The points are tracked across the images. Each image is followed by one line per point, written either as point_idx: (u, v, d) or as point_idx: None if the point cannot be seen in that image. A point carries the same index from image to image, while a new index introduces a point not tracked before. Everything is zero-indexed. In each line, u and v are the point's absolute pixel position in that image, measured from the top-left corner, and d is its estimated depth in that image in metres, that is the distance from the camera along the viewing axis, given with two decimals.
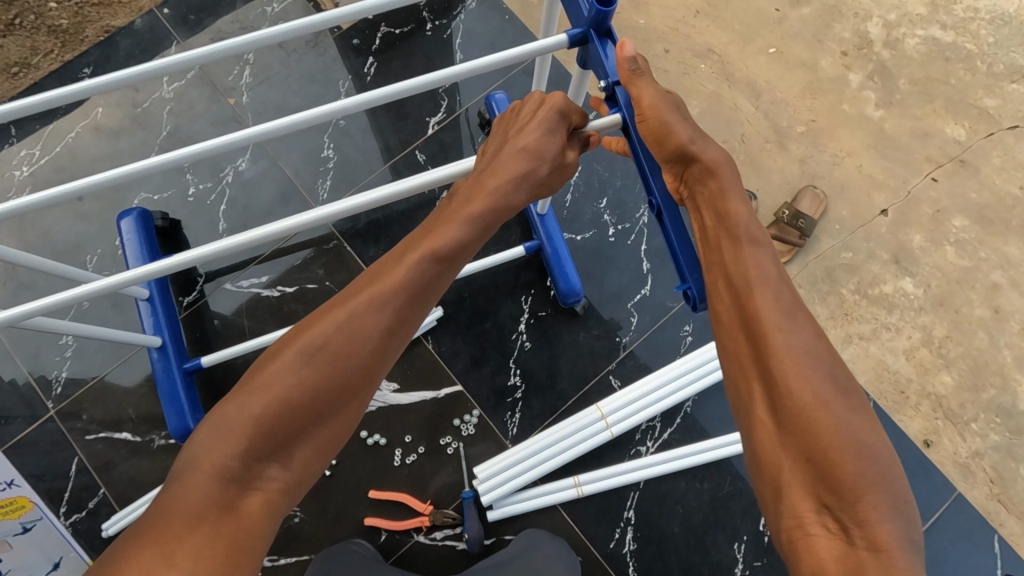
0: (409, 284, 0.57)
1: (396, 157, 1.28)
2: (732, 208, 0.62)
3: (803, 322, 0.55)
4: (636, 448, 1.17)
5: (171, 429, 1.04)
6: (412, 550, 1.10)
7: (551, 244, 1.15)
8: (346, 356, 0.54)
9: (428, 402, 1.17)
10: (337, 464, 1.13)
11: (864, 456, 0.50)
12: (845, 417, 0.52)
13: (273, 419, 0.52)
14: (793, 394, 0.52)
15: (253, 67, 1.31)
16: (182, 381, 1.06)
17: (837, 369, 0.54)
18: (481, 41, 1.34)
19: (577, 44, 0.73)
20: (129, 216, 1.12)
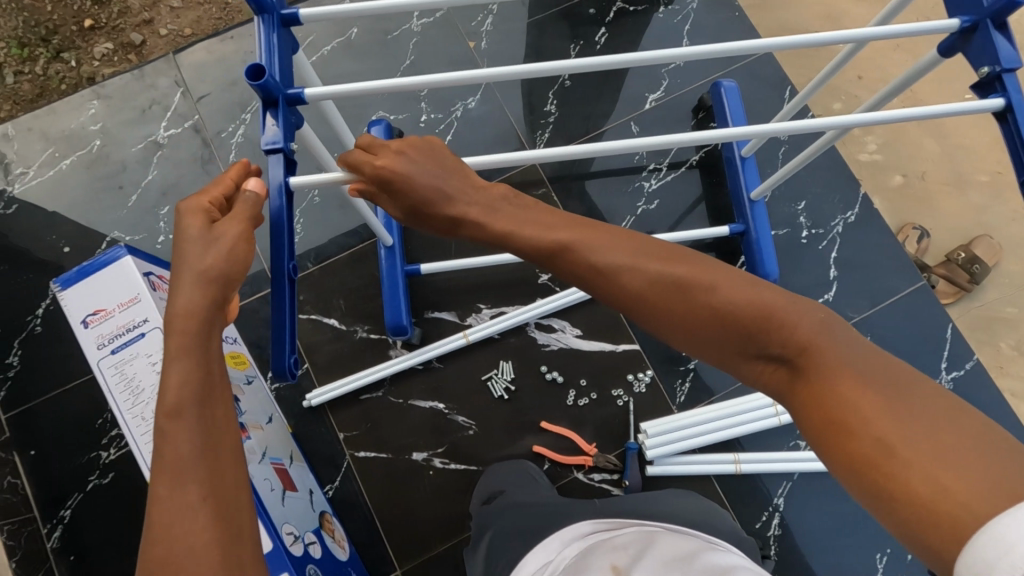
0: (201, 225, 0.60)
1: (611, 125, 1.36)
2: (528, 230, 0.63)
3: (647, 264, 0.59)
4: (794, 442, 1.21)
5: (387, 319, 1.16)
6: (571, 484, 1.17)
7: (757, 231, 1.20)
8: (194, 291, 0.57)
9: (606, 354, 1.23)
10: (514, 391, 1.21)
11: (772, 309, 0.54)
12: (727, 296, 0.56)
13: (178, 354, 0.55)
14: (705, 318, 0.56)
15: (494, 17, 1.41)
16: (401, 281, 1.17)
17: (686, 274, 0.57)
18: (709, 32, 1.40)
19: (961, 32, 0.73)
20: (378, 125, 1.24)
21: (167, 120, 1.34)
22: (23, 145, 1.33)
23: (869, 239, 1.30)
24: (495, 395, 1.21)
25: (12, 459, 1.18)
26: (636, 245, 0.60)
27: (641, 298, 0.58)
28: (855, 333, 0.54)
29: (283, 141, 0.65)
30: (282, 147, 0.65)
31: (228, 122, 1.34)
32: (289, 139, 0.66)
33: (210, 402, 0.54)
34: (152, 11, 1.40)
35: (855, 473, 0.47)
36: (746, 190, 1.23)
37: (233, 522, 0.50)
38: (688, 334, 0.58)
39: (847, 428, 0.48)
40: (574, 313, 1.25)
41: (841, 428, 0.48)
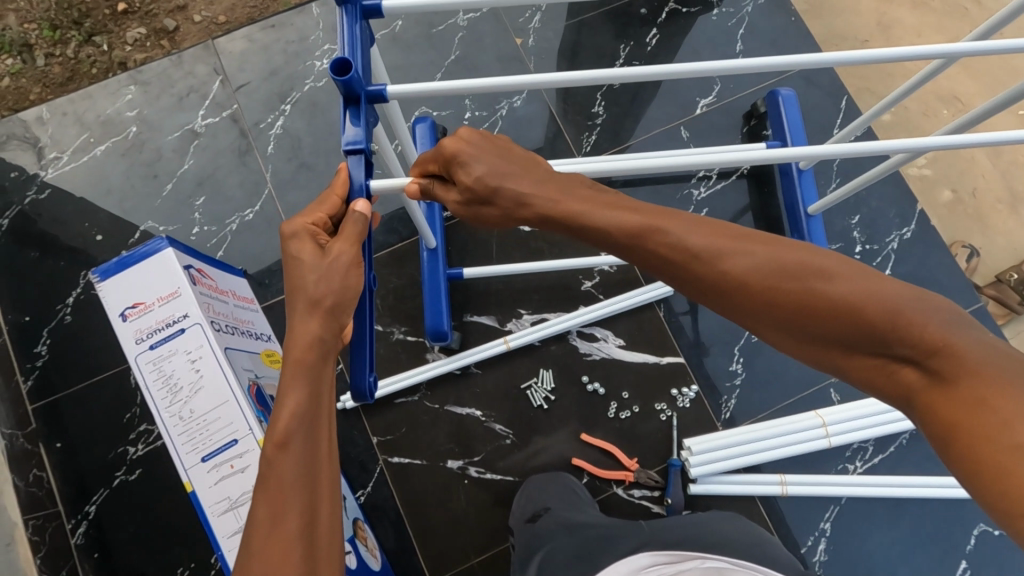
0: (312, 251, 0.58)
1: (660, 129, 1.32)
2: (598, 216, 0.58)
3: (750, 252, 0.54)
4: (842, 465, 1.17)
5: (427, 324, 1.13)
6: (610, 499, 1.13)
7: (813, 245, 1.16)
8: (308, 320, 0.56)
9: (649, 366, 1.19)
10: (554, 401, 1.18)
11: (896, 300, 0.49)
12: (844, 285, 0.50)
13: (291, 381, 0.55)
14: (816, 309, 0.51)
15: (542, 15, 1.37)
16: (443, 284, 1.14)
17: (796, 261, 0.52)
18: (764, 37, 1.36)
19: None
20: (424, 122, 1.21)
21: (205, 109, 1.31)
22: (58, 129, 1.30)
23: (924, 258, 1.25)
24: (534, 404, 1.17)
25: (39, 452, 1.15)
26: (737, 234, 0.55)
27: (741, 286, 0.53)
28: (982, 328, 0.49)
29: (364, 142, 0.61)
30: (363, 148, 0.61)
31: (268, 112, 1.31)
32: (370, 139, 0.62)
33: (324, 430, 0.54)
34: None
35: (981, 486, 0.43)
36: (802, 203, 1.19)
37: (324, 560, 0.50)
38: (790, 326, 0.53)
39: (979, 434, 0.44)
40: (618, 323, 1.22)
41: (974, 437, 0.44)
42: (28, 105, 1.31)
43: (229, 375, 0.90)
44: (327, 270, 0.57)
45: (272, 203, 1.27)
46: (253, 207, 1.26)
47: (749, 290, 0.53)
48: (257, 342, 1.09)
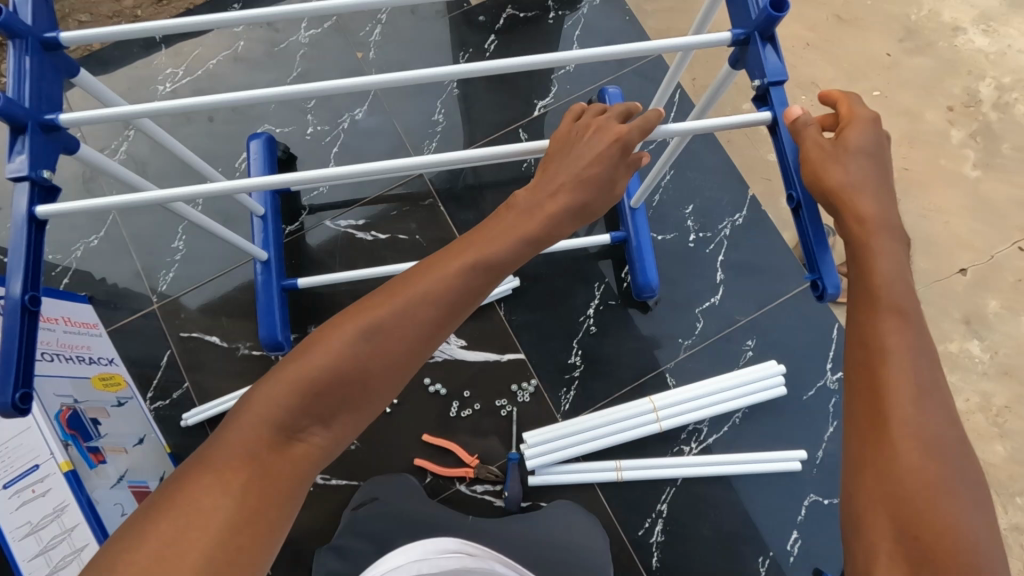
0: (460, 284, 0.62)
1: (499, 132, 1.35)
2: (882, 265, 0.61)
3: (934, 413, 0.56)
4: (679, 447, 1.21)
5: (263, 337, 1.15)
6: (453, 496, 1.16)
7: (637, 237, 1.20)
8: (379, 349, 0.60)
9: (490, 364, 1.23)
10: (397, 404, 1.20)
11: (972, 545, 0.51)
12: (957, 513, 0.52)
13: (327, 381, 0.58)
14: (907, 486, 0.54)
15: (383, 27, 1.40)
16: (278, 297, 1.16)
17: (945, 457, 0.55)
18: (600, 35, 1.40)
19: (737, 44, 0.77)
20: (259, 138, 1.23)
21: None
22: None
23: (755, 243, 1.30)
24: (377, 409, 1.20)
25: None
26: (943, 412, 0.57)
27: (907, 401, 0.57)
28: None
29: (29, 170, 0.68)
30: (27, 175, 0.68)
31: (111, 138, 1.33)
32: (39, 167, 0.69)
33: (347, 416, 0.60)
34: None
35: None
36: (627, 198, 1.23)
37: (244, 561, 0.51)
38: (877, 471, 0.56)
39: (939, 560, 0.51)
40: (460, 324, 1.25)
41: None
42: None
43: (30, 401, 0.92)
44: (419, 340, 0.61)
45: (116, 227, 1.29)
46: (98, 233, 1.28)
47: (868, 386, 0.59)
48: (90, 366, 1.10)
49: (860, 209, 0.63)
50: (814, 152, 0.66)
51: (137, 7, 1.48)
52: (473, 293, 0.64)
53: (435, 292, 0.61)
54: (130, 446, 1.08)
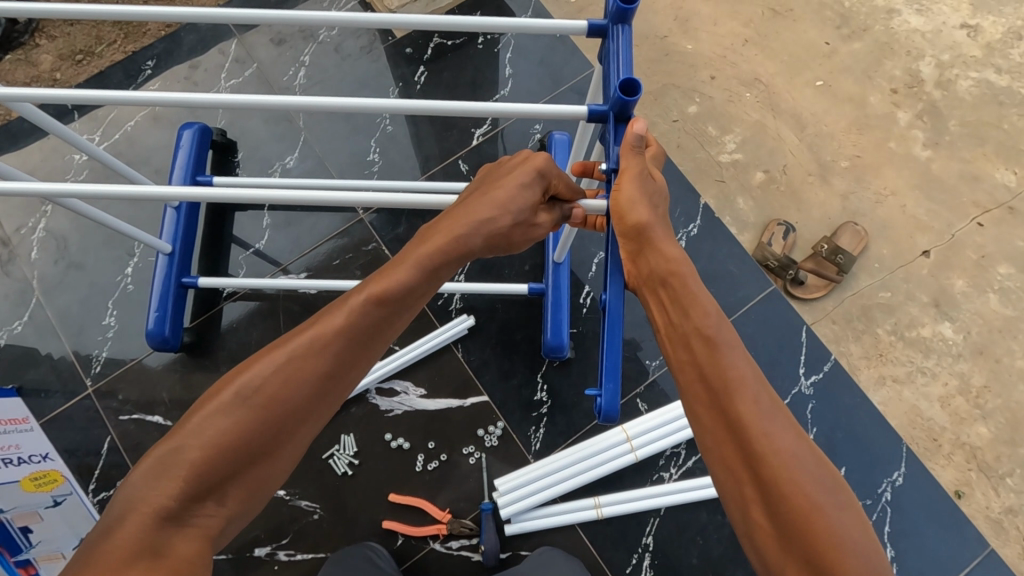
0: (354, 324, 0.59)
1: (437, 166, 1.29)
2: (696, 303, 0.61)
3: (781, 428, 0.55)
4: (658, 474, 1.16)
5: (149, 331, 1.11)
6: (427, 557, 1.09)
7: (555, 294, 1.14)
8: (270, 410, 0.56)
9: (453, 410, 1.17)
10: (359, 464, 1.14)
11: (861, 561, 0.50)
12: (841, 530, 0.51)
13: (215, 454, 0.54)
14: (788, 521, 0.51)
15: (307, 69, 1.35)
16: (175, 290, 1.13)
17: (809, 468, 0.53)
18: (532, 57, 1.36)
19: (596, 119, 0.72)
20: (190, 128, 1.20)
21: None
22: None
23: (710, 254, 1.28)
24: (339, 472, 1.13)
25: None
26: (790, 425, 0.56)
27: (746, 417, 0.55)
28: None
29: None
30: None
31: (28, 216, 1.26)
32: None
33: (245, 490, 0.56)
34: None
35: None
36: (552, 250, 1.16)
37: None
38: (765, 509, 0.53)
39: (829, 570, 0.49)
40: (417, 371, 1.19)
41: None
42: None
43: None
44: (309, 393, 0.58)
45: (41, 308, 1.21)
46: (22, 317, 1.20)
47: (722, 420, 0.57)
48: (20, 467, 1.00)
49: (664, 252, 0.64)
50: (631, 165, 0.65)
51: (55, 70, 1.36)
52: (374, 335, 0.61)
53: (326, 340, 0.59)
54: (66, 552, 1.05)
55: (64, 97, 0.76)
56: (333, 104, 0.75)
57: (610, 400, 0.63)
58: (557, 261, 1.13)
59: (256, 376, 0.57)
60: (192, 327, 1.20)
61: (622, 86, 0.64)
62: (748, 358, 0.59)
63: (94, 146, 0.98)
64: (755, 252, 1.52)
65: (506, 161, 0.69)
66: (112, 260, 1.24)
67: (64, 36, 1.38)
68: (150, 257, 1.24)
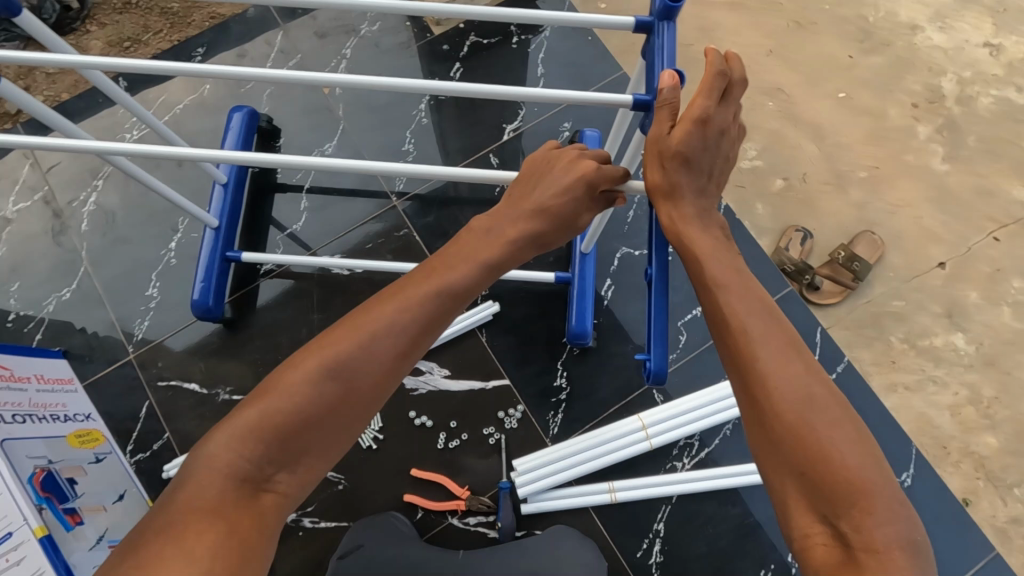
0: (420, 311, 0.63)
1: (470, 159, 1.35)
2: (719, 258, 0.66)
3: (790, 363, 0.58)
4: (672, 463, 1.19)
5: (194, 301, 1.17)
6: (445, 531, 1.14)
7: (581, 283, 1.19)
8: (341, 386, 0.59)
9: (475, 392, 1.21)
10: (383, 439, 1.18)
11: (852, 472, 0.53)
12: (840, 450, 0.54)
13: (290, 423, 0.57)
14: (782, 437, 0.56)
15: (348, 62, 1.41)
16: (219, 263, 1.18)
17: (819, 398, 0.57)
18: (563, 59, 1.42)
19: (640, 108, 0.76)
20: (240, 111, 1.26)
21: (17, 194, 1.31)
22: None
23: None
24: (363, 446, 1.18)
25: None
26: (801, 359, 0.59)
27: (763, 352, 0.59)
28: (916, 521, 0.53)
29: None
30: None
31: (79, 189, 1.32)
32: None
33: (315, 458, 0.59)
34: (30, 79, 1.44)
35: (826, 512, 0.53)
36: (580, 241, 1.20)
37: None
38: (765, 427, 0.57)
39: (828, 487, 0.53)
40: (442, 353, 1.24)
41: (835, 494, 0.53)
42: None
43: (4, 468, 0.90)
44: (385, 368, 0.61)
45: (88, 278, 1.27)
46: (70, 285, 1.26)
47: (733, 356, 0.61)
48: (66, 424, 1.08)
49: (685, 213, 0.69)
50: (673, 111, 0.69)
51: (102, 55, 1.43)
52: (440, 318, 0.65)
53: (396, 323, 0.62)
54: (108, 504, 1.05)
55: (141, 68, 0.82)
56: (382, 83, 0.80)
57: (659, 363, 0.69)
58: (584, 251, 1.17)
59: (333, 352, 0.60)
60: (231, 301, 1.25)
61: (671, 75, 0.70)
62: (765, 299, 0.63)
63: (149, 114, 1.03)
64: (772, 256, 1.56)
65: (569, 151, 0.74)
66: (155, 235, 1.30)
67: (114, 23, 1.46)
68: (192, 234, 1.30)
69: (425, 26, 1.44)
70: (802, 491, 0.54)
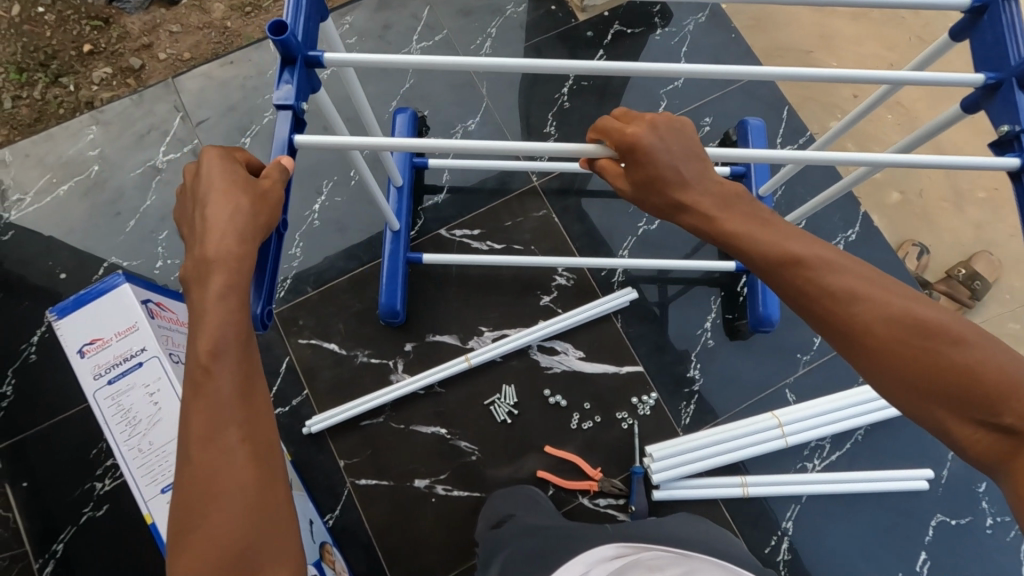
0: (224, 386, 0.54)
1: None
2: (794, 244, 0.59)
3: (876, 298, 0.56)
4: (801, 463, 1.20)
5: (381, 305, 1.18)
6: (576, 509, 1.15)
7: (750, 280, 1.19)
8: (241, 485, 0.52)
9: (610, 376, 1.22)
10: (518, 415, 1.20)
11: (1012, 365, 0.53)
12: (982, 352, 0.53)
13: (229, 543, 0.50)
14: (946, 376, 0.53)
15: (493, 40, 1.42)
16: (402, 268, 1.19)
17: (862, 291, 0.56)
18: (706, 53, 1.42)
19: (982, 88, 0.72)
20: (405, 113, 1.25)
21: (167, 145, 1.35)
22: (20, 172, 1.33)
23: (869, 260, 1.32)
24: (498, 419, 1.19)
25: (4, 492, 1.15)
26: (857, 278, 0.57)
27: (867, 322, 0.55)
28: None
29: (294, 100, 0.69)
30: (292, 104, 0.69)
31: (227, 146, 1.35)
32: (301, 98, 0.70)
33: (270, 553, 0.52)
34: (152, 37, 1.41)
35: (998, 415, 0.52)
36: None
37: None
38: (910, 380, 0.54)
39: (990, 391, 0.52)
40: (577, 335, 1.25)
41: (991, 392, 0.52)
42: None
43: None
44: (252, 464, 0.53)
45: None
46: None
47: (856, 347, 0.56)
48: None
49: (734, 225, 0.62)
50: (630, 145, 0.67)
51: (225, 18, 1.43)
52: (250, 382, 0.56)
53: (213, 406, 0.54)
54: None
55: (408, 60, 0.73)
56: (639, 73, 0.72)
57: None
58: None
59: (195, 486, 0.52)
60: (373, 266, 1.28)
61: None
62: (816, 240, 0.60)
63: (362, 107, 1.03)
64: None
65: (611, 120, 0.67)
66: (299, 196, 1.32)
67: None
68: (336, 198, 1.32)
69: (569, 11, 1.44)
70: (962, 413, 0.53)
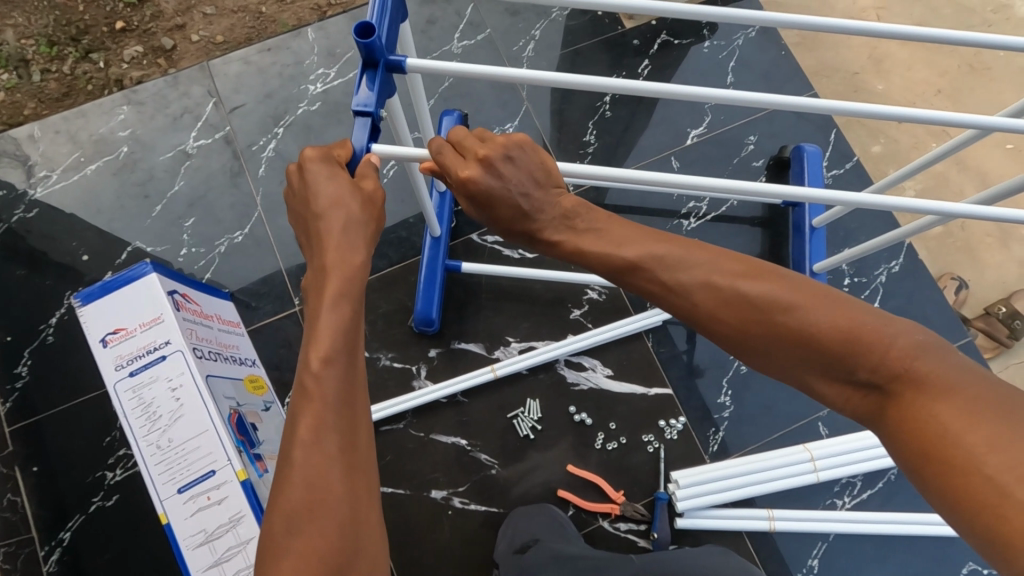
0: (329, 395, 0.53)
1: (652, 159, 1.33)
2: (657, 246, 0.59)
3: (727, 281, 0.55)
4: (831, 500, 1.16)
5: (416, 312, 1.16)
6: (595, 532, 1.12)
7: None
8: (335, 500, 0.49)
9: (638, 397, 1.19)
10: (541, 431, 1.16)
11: (874, 321, 0.51)
12: (830, 315, 0.52)
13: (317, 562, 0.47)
14: (805, 349, 0.52)
15: (536, 43, 1.39)
16: (439, 276, 1.17)
17: (766, 290, 0.54)
18: (755, 69, 1.38)
19: None
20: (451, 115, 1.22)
21: (199, 130, 1.32)
22: (49, 148, 1.31)
23: (910, 294, 1.28)
24: (521, 434, 1.16)
25: (14, 474, 1.13)
26: (708, 264, 0.57)
27: (719, 313, 0.55)
28: (949, 346, 0.51)
29: (373, 105, 0.67)
30: (371, 112, 0.66)
31: (259, 135, 1.32)
32: (379, 104, 0.68)
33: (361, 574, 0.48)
34: (185, 18, 1.38)
35: (869, 372, 0.50)
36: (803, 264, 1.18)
37: None
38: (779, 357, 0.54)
39: (857, 350, 0.50)
40: (607, 352, 1.21)
41: (854, 348, 0.50)
42: (21, 121, 1.32)
43: (209, 405, 0.90)
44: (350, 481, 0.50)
45: (263, 227, 1.26)
46: (242, 229, 1.26)
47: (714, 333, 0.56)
48: (240, 367, 1.06)
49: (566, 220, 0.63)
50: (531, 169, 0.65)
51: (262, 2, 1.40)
52: (353, 392, 0.54)
53: (320, 417, 0.51)
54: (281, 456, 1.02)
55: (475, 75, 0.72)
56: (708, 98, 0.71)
57: None
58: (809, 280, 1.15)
59: (296, 500, 0.49)
60: (401, 268, 1.24)
61: None
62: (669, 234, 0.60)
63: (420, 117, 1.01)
64: None
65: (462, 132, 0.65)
66: None
67: None
68: None
69: (617, 17, 1.40)
70: (838, 377, 0.52)
